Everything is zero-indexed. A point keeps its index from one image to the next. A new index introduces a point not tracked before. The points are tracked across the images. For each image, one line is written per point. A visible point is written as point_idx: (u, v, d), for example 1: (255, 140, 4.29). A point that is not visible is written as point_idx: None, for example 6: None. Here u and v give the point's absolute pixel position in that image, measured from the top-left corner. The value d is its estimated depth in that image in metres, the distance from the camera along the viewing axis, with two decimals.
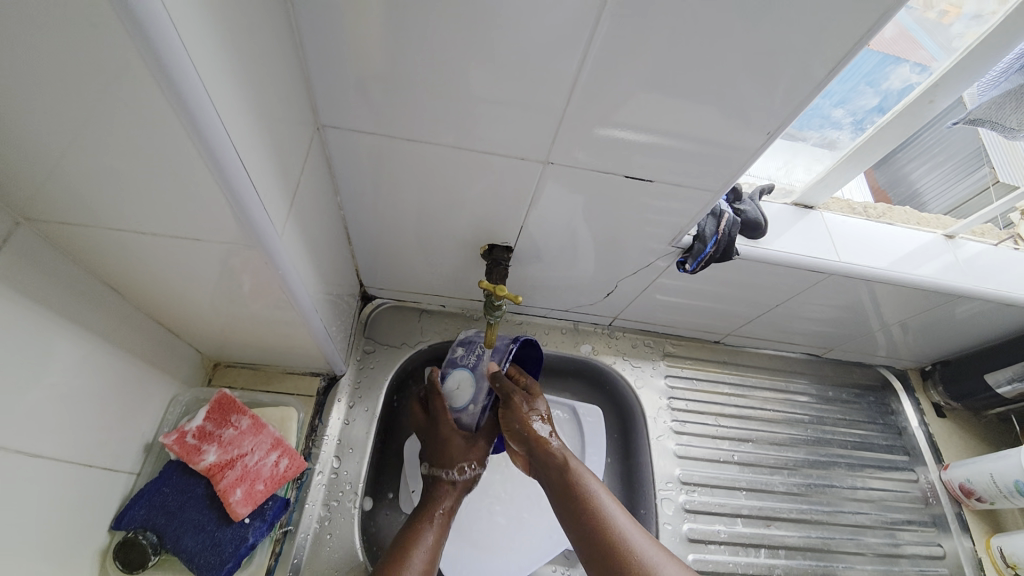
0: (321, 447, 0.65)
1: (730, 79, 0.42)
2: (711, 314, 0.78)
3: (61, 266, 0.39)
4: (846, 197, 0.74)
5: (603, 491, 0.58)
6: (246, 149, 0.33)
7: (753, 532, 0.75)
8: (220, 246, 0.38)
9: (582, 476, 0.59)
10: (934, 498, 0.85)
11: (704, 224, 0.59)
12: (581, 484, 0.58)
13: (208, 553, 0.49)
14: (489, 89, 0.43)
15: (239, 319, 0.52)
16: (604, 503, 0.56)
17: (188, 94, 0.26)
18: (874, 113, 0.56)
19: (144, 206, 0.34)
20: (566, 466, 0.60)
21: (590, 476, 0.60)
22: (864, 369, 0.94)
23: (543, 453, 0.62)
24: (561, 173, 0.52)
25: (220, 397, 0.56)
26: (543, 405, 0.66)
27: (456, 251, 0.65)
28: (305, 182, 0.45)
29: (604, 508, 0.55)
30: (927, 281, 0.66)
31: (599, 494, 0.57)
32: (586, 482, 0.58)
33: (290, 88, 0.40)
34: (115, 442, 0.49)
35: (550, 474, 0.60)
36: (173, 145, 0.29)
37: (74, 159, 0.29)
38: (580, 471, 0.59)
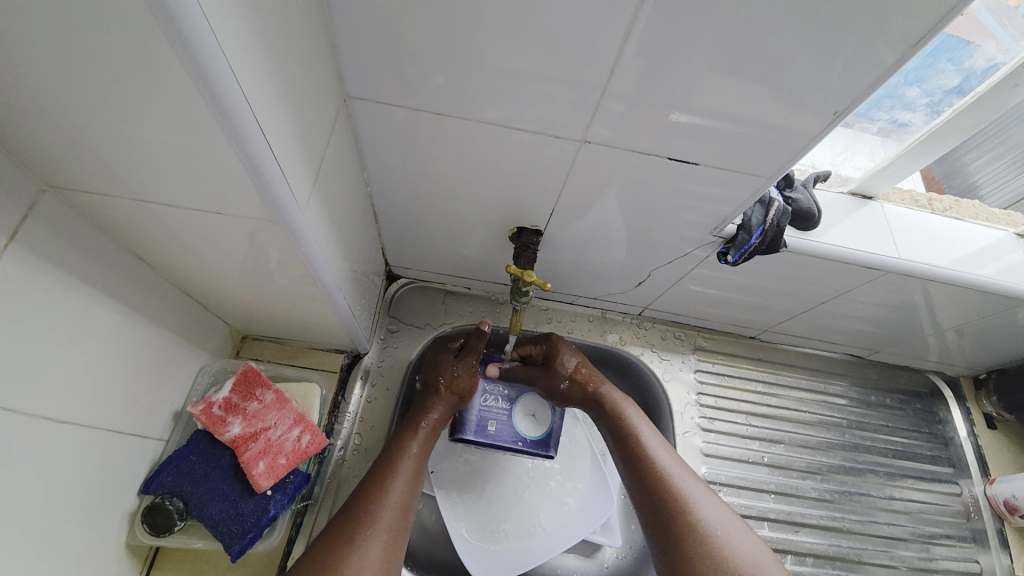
0: (343, 424, 0.65)
1: (793, 55, 0.38)
2: (748, 308, 0.75)
3: (88, 234, 0.39)
4: (908, 188, 0.68)
5: (658, 440, 0.60)
6: (268, 119, 0.31)
7: (779, 536, 0.73)
8: (243, 220, 0.37)
9: (639, 426, 0.61)
10: (976, 513, 0.80)
11: (750, 213, 0.56)
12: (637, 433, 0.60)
13: (231, 522, 0.50)
14: (525, 62, 0.40)
15: (264, 293, 0.52)
16: (657, 452, 0.58)
17: (203, 57, 0.24)
18: (952, 94, 0.50)
19: (166, 178, 0.33)
20: (623, 416, 0.62)
21: (643, 422, 0.62)
22: (911, 373, 0.88)
23: (597, 405, 0.64)
24: (598, 154, 0.49)
25: (246, 370, 0.56)
26: (569, 358, 0.66)
27: (484, 232, 0.63)
28: (330, 156, 0.43)
29: (659, 457, 0.58)
30: (994, 285, 0.60)
31: (652, 441, 0.59)
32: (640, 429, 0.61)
33: (316, 57, 0.38)
34: (144, 409, 0.50)
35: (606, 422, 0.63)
36: (191, 115, 0.27)
37: (95, 126, 0.28)
38: (635, 421, 0.61)
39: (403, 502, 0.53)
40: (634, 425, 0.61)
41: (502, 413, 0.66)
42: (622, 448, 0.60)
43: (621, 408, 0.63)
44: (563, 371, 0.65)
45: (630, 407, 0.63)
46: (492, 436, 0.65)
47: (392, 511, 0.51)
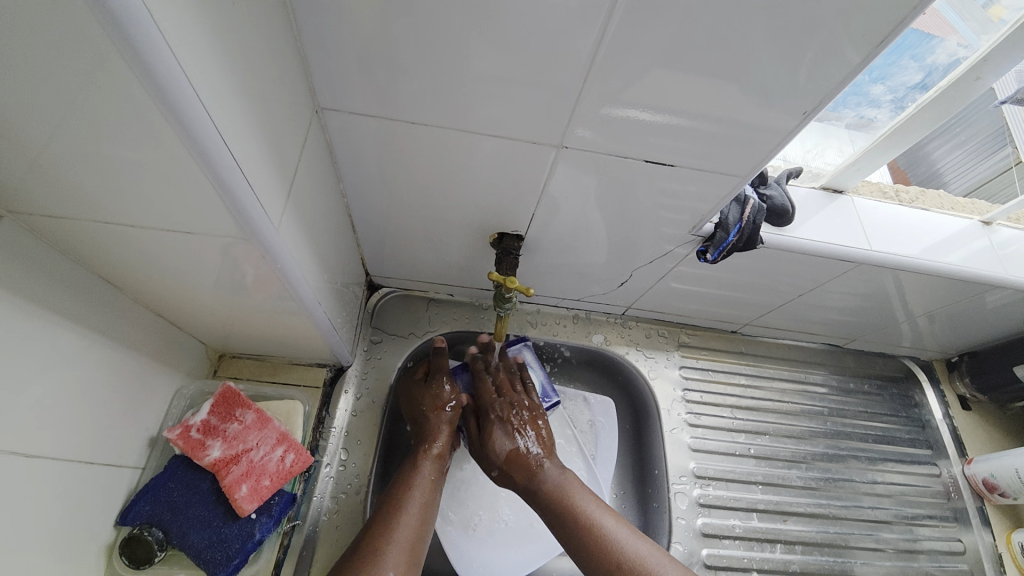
0: (328, 440, 0.64)
1: (763, 56, 0.38)
2: (728, 304, 0.76)
3: (49, 258, 0.37)
4: (876, 181, 0.70)
5: (601, 514, 0.58)
6: (236, 134, 0.30)
7: (769, 527, 0.74)
8: (214, 239, 0.36)
9: (579, 505, 0.58)
10: (956, 492, 0.83)
11: (726, 211, 0.56)
12: (580, 510, 0.57)
13: (214, 550, 0.49)
14: (499, 67, 0.40)
15: (240, 311, 0.50)
16: (608, 526, 0.56)
17: (163, 73, 0.23)
18: (915, 90, 0.52)
19: (132, 198, 0.31)
20: (560, 497, 0.59)
21: (584, 498, 0.59)
22: (886, 359, 0.91)
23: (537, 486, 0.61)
24: (576, 158, 0.49)
25: (224, 390, 0.55)
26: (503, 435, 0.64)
27: (465, 239, 0.62)
28: (304, 169, 0.42)
29: (608, 532, 0.56)
30: (961, 271, 0.62)
31: (599, 517, 0.57)
32: (583, 506, 0.58)
33: (286, 68, 0.37)
34: (118, 437, 0.48)
35: (545, 508, 0.59)
36: (153, 133, 0.26)
37: (54, 149, 0.27)
38: (575, 499, 0.59)
39: (413, 535, 0.53)
40: (576, 504, 0.58)
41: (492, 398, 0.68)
42: (566, 533, 0.57)
43: (558, 488, 0.60)
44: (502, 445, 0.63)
45: (567, 482, 0.61)
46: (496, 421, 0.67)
47: (404, 541, 0.51)
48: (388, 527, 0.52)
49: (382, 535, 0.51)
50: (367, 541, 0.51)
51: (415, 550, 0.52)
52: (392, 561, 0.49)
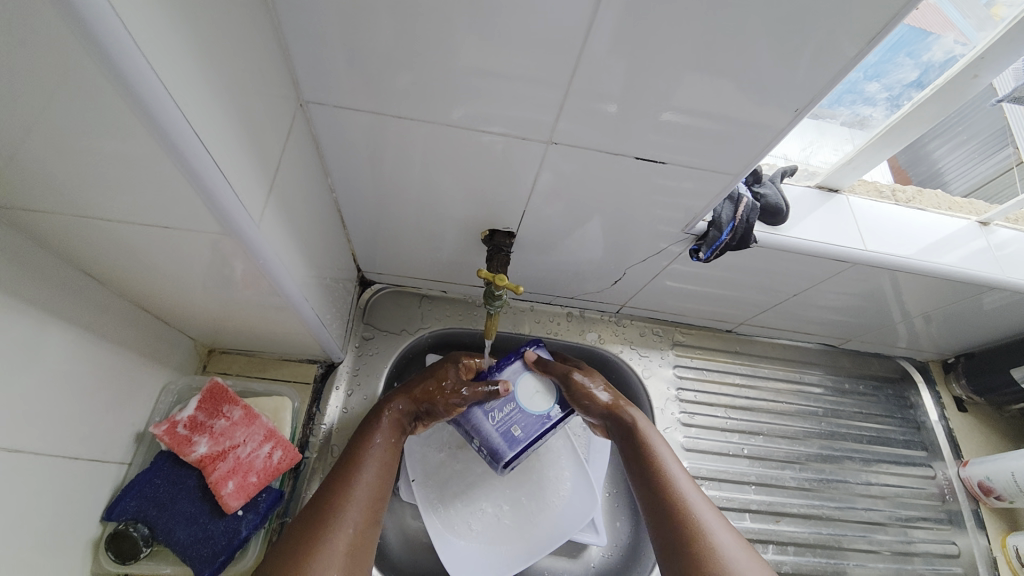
0: (319, 436, 0.64)
1: (752, 53, 0.38)
2: (723, 302, 0.75)
3: (29, 252, 0.36)
4: (872, 179, 0.69)
5: (685, 476, 0.58)
6: (210, 129, 0.30)
7: (762, 527, 0.74)
8: (197, 234, 0.35)
9: (666, 458, 0.60)
10: (951, 494, 0.82)
11: (720, 209, 0.56)
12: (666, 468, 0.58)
13: (201, 546, 0.49)
14: (486, 60, 0.40)
15: (228, 306, 0.50)
16: (669, 468, 0.59)
17: (127, 64, 0.23)
18: (911, 88, 0.52)
19: (108, 192, 0.31)
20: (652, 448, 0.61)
21: (659, 440, 0.62)
22: (882, 360, 0.91)
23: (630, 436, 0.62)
24: (566, 154, 0.48)
25: (211, 387, 0.54)
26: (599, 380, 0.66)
27: (456, 236, 0.62)
28: (289, 163, 0.42)
29: (689, 494, 0.56)
30: (956, 272, 0.62)
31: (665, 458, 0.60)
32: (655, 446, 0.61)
33: (268, 60, 0.37)
34: (103, 433, 0.47)
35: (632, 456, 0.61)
36: (120, 127, 0.26)
37: (23, 141, 0.27)
38: (662, 451, 0.60)
39: (371, 497, 0.53)
40: (663, 458, 0.60)
41: (512, 404, 0.61)
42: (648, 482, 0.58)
43: (649, 438, 0.62)
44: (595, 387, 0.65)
45: (656, 437, 0.62)
46: (527, 436, 0.60)
47: (363, 504, 0.52)
48: (368, 446, 0.57)
49: (363, 453, 0.56)
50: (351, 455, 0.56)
51: (387, 467, 0.57)
52: (351, 519, 0.50)
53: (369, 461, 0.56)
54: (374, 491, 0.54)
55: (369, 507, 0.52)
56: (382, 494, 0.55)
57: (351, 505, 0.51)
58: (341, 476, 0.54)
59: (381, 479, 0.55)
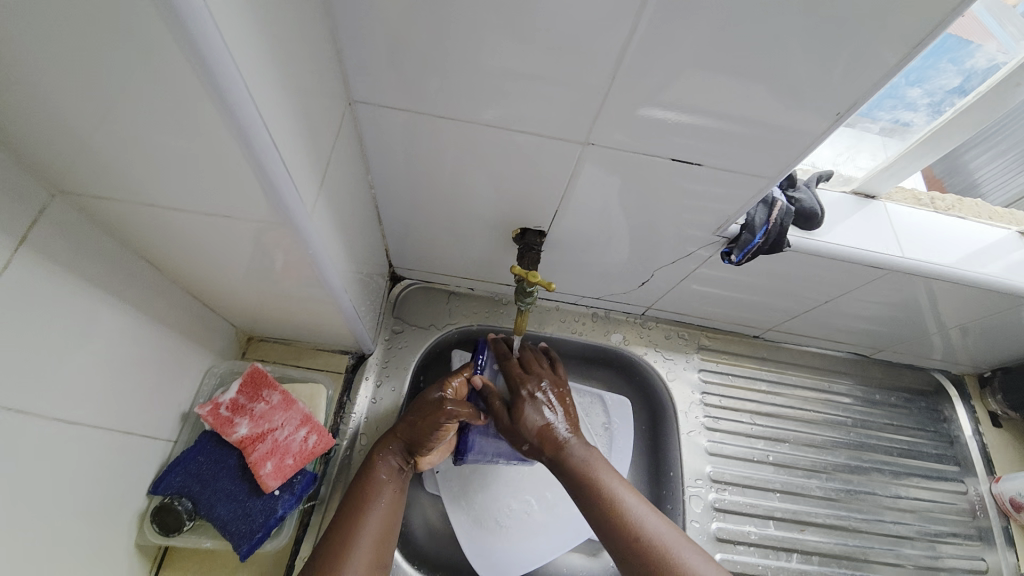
0: (349, 424, 0.66)
1: (794, 56, 0.38)
2: (751, 307, 0.75)
3: (96, 237, 0.39)
4: (911, 186, 0.68)
5: (664, 528, 0.55)
6: (277, 123, 0.32)
7: (785, 535, 0.73)
8: (251, 223, 0.37)
9: (639, 510, 0.56)
10: (981, 510, 0.80)
11: (753, 213, 0.56)
12: (642, 522, 0.55)
13: (240, 522, 0.51)
14: (527, 63, 0.41)
15: (271, 295, 0.52)
16: (627, 503, 0.56)
17: (215, 60, 0.25)
18: (953, 94, 0.51)
19: (176, 182, 0.33)
20: (617, 502, 0.56)
21: (607, 471, 0.59)
22: (916, 372, 0.88)
23: (587, 490, 0.57)
24: (601, 155, 0.49)
25: (253, 371, 0.57)
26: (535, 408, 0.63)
27: (487, 234, 0.63)
28: (335, 159, 0.44)
29: (674, 550, 0.53)
30: (997, 282, 0.60)
31: (620, 493, 0.57)
32: (606, 480, 0.58)
33: (321, 60, 0.39)
34: (152, 411, 0.50)
35: (596, 513, 0.56)
36: (201, 119, 0.28)
37: (106, 131, 0.29)
38: (631, 503, 0.56)
39: (377, 538, 0.54)
40: (635, 511, 0.55)
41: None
42: (622, 542, 0.54)
43: (610, 490, 0.57)
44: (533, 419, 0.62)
45: (619, 485, 0.58)
46: None
47: (369, 544, 0.53)
48: (371, 488, 0.57)
49: (364, 500, 0.56)
50: (349, 503, 0.55)
51: (391, 511, 0.57)
52: (357, 561, 0.51)
53: (371, 508, 0.55)
54: (376, 539, 0.54)
55: (370, 557, 0.53)
56: (388, 534, 0.56)
57: (356, 548, 0.52)
58: (343, 526, 0.53)
59: (385, 524, 0.56)
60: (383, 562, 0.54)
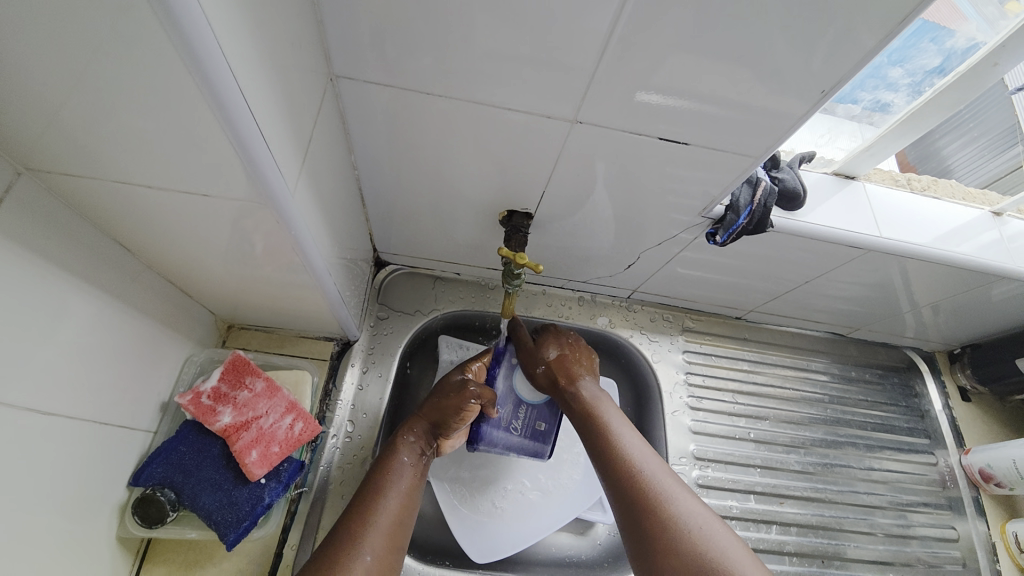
0: (335, 412, 0.65)
1: (782, 35, 0.38)
2: (733, 289, 0.76)
3: (64, 219, 0.37)
4: (888, 168, 0.69)
5: (659, 466, 0.56)
6: (256, 99, 0.30)
7: (766, 509, 0.75)
8: (230, 203, 0.36)
9: (638, 449, 0.57)
10: (951, 481, 0.84)
11: (737, 194, 0.56)
12: (637, 460, 0.55)
13: (225, 511, 0.50)
14: (515, 39, 0.40)
15: (251, 281, 0.51)
16: (626, 440, 0.58)
17: (187, 23, 0.23)
18: (933, 74, 0.52)
19: (150, 159, 0.32)
20: (617, 437, 0.58)
21: (612, 411, 0.62)
22: (890, 350, 0.92)
23: (593, 426, 0.60)
24: (589, 135, 0.48)
25: (234, 358, 0.55)
26: (552, 352, 0.68)
27: (474, 217, 0.62)
28: (317, 138, 0.42)
29: (662, 483, 0.53)
30: (968, 261, 0.62)
31: (620, 428, 0.59)
32: (609, 418, 0.61)
33: (300, 33, 0.37)
34: (129, 401, 0.49)
35: (597, 447, 0.58)
36: (174, 88, 0.26)
37: (72, 103, 0.27)
38: (630, 443, 0.57)
39: (392, 525, 0.52)
40: (634, 449, 0.57)
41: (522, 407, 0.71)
42: (615, 472, 0.55)
43: (614, 427, 0.59)
44: (543, 358, 0.67)
45: (623, 426, 0.60)
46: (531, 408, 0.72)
47: (384, 531, 0.51)
48: (390, 472, 0.56)
49: (384, 481, 0.55)
50: (371, 483, 0.55)
51: (413, 489, 0.57)
52: (370, 547, 0.49)
53: (393, 486, 0.55)
54: (396, 518, 0.53)
55: (389, 535, 0.51)
56: (404, 523, 0.54)
57: (372, 533, 0.50)
58: (361, 508, 0.52)
59: (405, 505, 0.55)
60: (402, 543, 0.53)
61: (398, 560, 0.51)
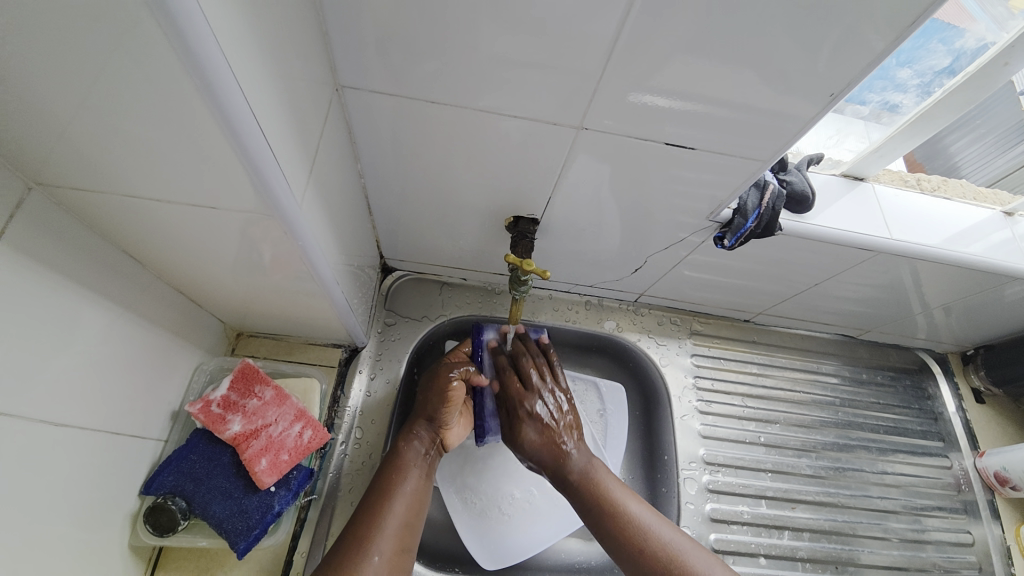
0: (344, 418, 0.65)
1: (788, 40, 0.38)
2: (741, 292, 0.75)
3: (76, 232, 0.38)
4: (897, 169, 0.68)
5: (673, 535, 0.55)
6: (264, 112, 0.31)
7: (777, 514, 0.75)
8: (238, 214, 0.36)
9: (649, 521, 0.56)
10: (966, 484, 0.82)
11: (745, 197, 0.56)
12: (654, 535, 0.54)
13: (236, 519, 0.50)
14: (519, 48, 0.40)
15: (260, 289, 0.51)
16: (633, 512, 0.56)
17: (195, 40, 0.24)
18: (943, 75, 0.51)
19: (160, 172, 0.32)
20: (625, 515, 0.56)
21: (610, 478, 0.60)
22: (901, 351, 0.91)
23: (599, 507, 0.56)
24: (594, 141, 0.48)
25: (243, 366, 0.56)
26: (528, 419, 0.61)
27: (480, 223, 0.62)
28: (323, 148, 0.43)
29: (680, 555, 0.53)
30: (980, 262, 0.62)
31: (624, 499, 0.57)
32: (611, 488, 0.58)
33: (307, 45, 0.37)
34: (140, 410, 0.49)
35: (606, 531, 0.55)
36: (183, 104, 0.27)
37: (85, 119, 0.27)
38: (639, 515, 0.56)
39: (401, 526, 0.53)
40: (645, 523, 0.55)
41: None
42: (629, 552, 0.54)
43: (618, 503, 0.57)
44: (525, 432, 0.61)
45: (625, 497, 0.58)
46: None
47: (393, 533, 0.51)
48: (399, 471, 0.56)
49: (393, 480, 0.55)
50: (376, 487, 0.54)
51: (422, 488, 0.57)
52: (379, 549, 0.50)
53: (399, 489, 0.55)
54: (404, 519, 0.53)
55: (398, 538, 0.52)
56: (411, 523, 0.54)
57: (381, 534, 0.50)
58: (370, 508, 0.52)
59: (414, 505, 0.55)
60: (411, 544, 0.53)
61: (405, 562, 0.52)
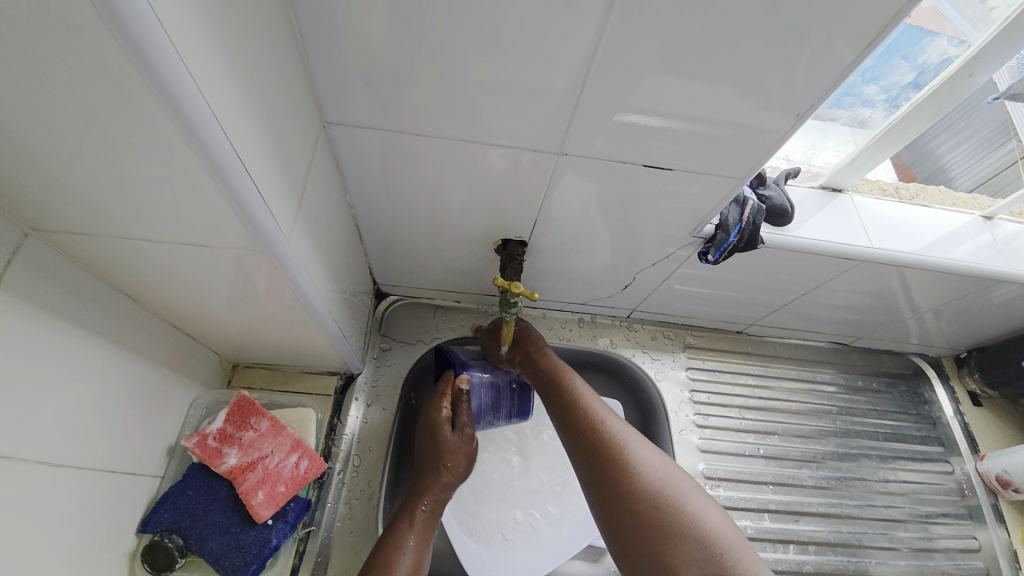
0: (341, 446, 0.65)
1: (751, 62, 0.40)
2: (732, 304, 0.76)
3: (72, 274, 0.38)
4: (875, 178, 0.70)
5: (622, 427, 0.54)
6: (247, 150, 0.32)
7: (781, 527, 0.74)
8: (230, 251, 0.37)
9: (606, 415, 0.56)
10: (969, 489, 0.82)
11: (726, 212, 0.57)
12: (604, 424, 0.54)
13: (233, 555, 0.50)
14: (498, 79, 0.42)
15: (254, 321, 0.52)
16: (588, 400, 0.58)
17: (181, 92, 0.25)
18: (909, 88, 0.53)
19: (153, 214, 0.33)
20: (585, 407, 0.57)
21: (579, 379, 0.61)
22: (895, 356, 0.91)
23: (558, 396, 0.59)
24: (576, 165, 0.50)
25: (239, 399, 0.56)
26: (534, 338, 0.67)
27: (470, 247, 0.64)
28: (312, 183, 0.44)
29: (625, 439, 0.53)
30: (962, 266, 0.63)
31: (585, 394, 0.59)
32: (574, 383, 0.60)
33: (292, 87, 0.39)
34: (137, 447, 0.49)
35: (564, 416, 0.57)
36: (171, 151, 0.28)
37: (80, 169, 0.29)
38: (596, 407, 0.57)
39: None
40: (600, 414, 0.56)
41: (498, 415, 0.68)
42: (577, 432, 0.55)
43: (581, 399, 0.58)
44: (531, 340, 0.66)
45: (589, 396, 0.59)
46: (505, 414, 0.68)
47: None
48: (393, 546, 0.53)
49: (388, 556, 0.52)
50: (376, 559, 0.52)
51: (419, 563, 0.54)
52: None
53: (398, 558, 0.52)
54: None
55: None
56: None
57: None
58: None
59: None
60: None
61: None
